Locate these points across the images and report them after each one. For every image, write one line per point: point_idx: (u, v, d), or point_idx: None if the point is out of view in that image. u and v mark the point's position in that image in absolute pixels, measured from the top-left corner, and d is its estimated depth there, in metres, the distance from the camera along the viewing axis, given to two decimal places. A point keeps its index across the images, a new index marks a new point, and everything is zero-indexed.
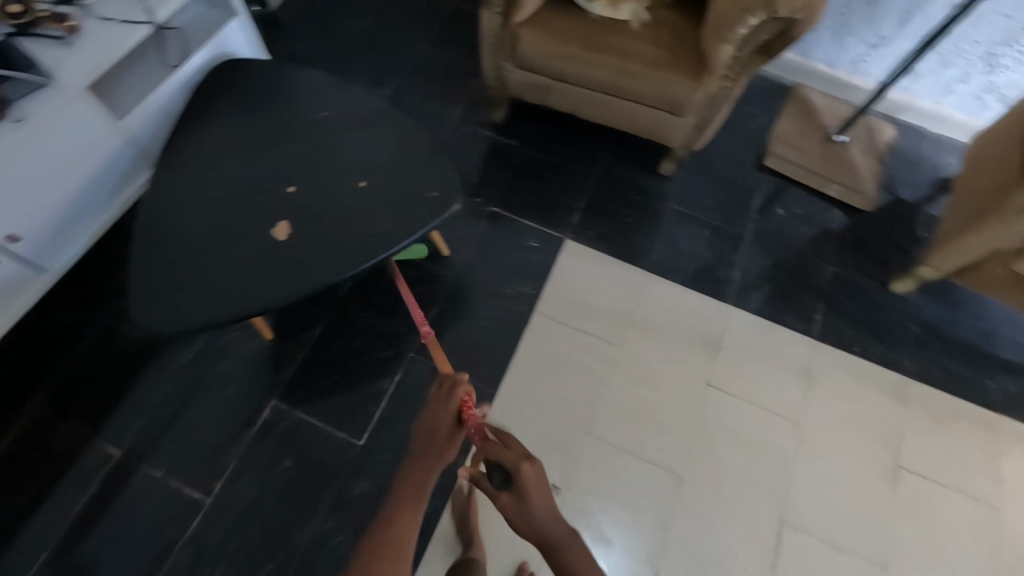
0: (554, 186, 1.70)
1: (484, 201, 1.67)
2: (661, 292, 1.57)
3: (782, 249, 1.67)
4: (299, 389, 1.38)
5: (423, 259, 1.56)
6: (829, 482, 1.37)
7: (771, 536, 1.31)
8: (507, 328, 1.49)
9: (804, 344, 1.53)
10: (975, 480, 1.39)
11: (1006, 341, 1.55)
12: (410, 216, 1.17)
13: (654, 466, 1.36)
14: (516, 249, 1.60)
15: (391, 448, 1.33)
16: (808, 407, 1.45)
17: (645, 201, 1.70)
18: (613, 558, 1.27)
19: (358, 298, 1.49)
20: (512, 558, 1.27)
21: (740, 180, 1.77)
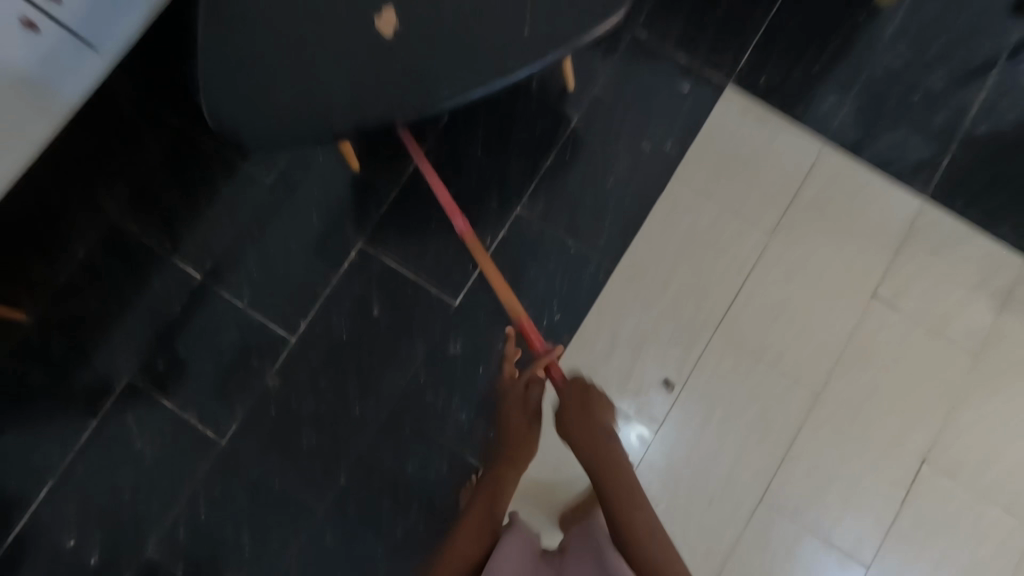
0: (724, 10, 1.27)
1: (629, 20, 1.27)
2: (841, 171, 1.23)
3: (1017, 134, 1.25)
4: (389, 230, 1.20)
5: (544, 92, 1.24)
6: (998, 428, 1.15)
7: (910, 472, 1.14)
8: (638, 193, 1.22)
9: (1013, 263, 1.20)
10: None
11: None
12: (564, 22, 0.84)
13: (788, 377, 1.17)
14: (662, 92, 1.25)
15: (491, 311, 1.18)
16: (998, 338, 1.17)
17: (843, 44, 1.26)
18: (720, 464, 1.14)
19: (463, 133, 1.23)
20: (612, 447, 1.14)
21: (986, 26, 1.27)
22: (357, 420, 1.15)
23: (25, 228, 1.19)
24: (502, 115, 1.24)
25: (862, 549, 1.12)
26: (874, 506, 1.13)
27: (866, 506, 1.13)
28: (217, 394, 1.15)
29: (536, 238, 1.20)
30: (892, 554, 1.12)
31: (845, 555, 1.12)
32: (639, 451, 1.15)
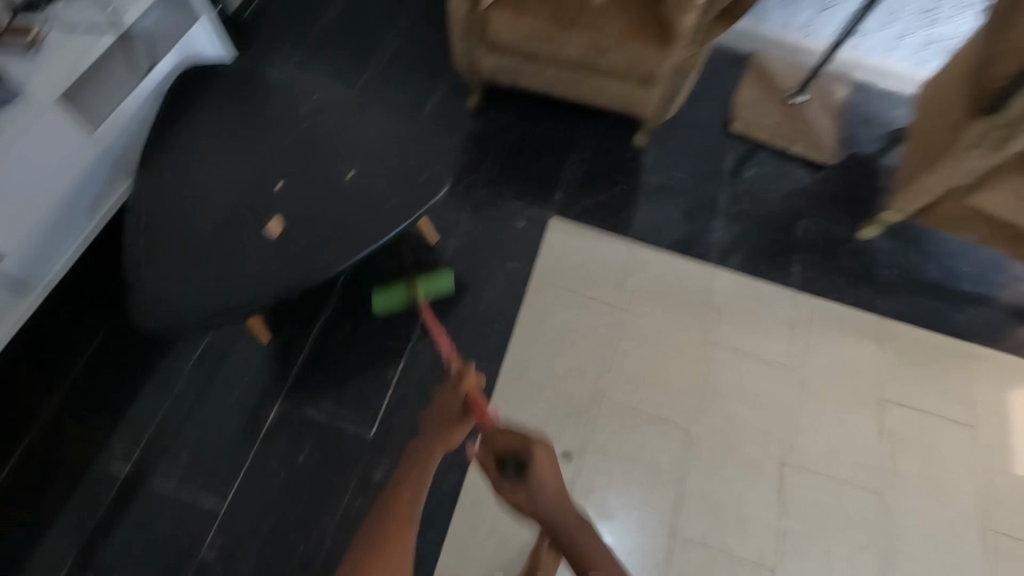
0: (534, 169, 1.73)
1: (468, 188, 1.69)
2: (651, 258, 1.63)
3: (756, 210, 1.75)
4: (303, 386, 1.38)
5: (416, 248, 1.58)
6: (827, 421, 1.44)
7: (778, 478, 1.37)
8: (506, 307, 1.53)
9: (787, 296, 1.61)
10: (958, 404, 1.50)
11: (967, 274, 1.67)
12: (406, 202, 1.19)
13: (661, 425, 1.41)
14: (505, 232, 1.63)
15: (405, 431, 1.35)
16: (799, 352, 1.52)
17: (624, 174, 1.76)
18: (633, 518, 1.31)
19: (356, 292, 1.50)
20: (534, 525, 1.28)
21: (711, 146, 1.84)
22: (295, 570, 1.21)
23: None
24: (385, 272, 1.53)
25: (765, 558, 1.29)
26: (761, 516, 1.33)
27: (756, 517, 1.33)
28: None
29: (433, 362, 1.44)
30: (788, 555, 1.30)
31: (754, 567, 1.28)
32: None
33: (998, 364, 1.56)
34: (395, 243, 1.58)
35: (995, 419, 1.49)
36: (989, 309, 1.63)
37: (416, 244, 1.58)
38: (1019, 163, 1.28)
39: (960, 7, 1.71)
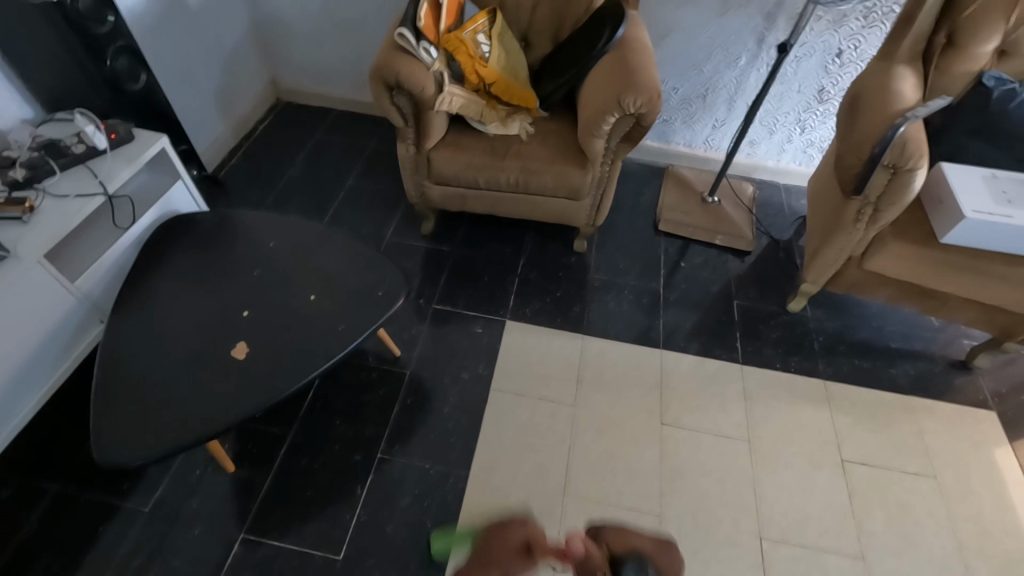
0: (487, 279, 1.90)
1: (428, 301, 1.82)
2: (603, 348, 1.74)
3: (693, 295, 1.92)
4: (270, 513, 1.38)
5: (381, 362, 1.66)
6: (793, 489, 1.47)
7: (757, 553, 1.36)
8: (470, 409, 1.58)
9: (734, 369, 1.71)
10: (914, 456, 1.55)
11: (892, 332, 1.82)
12: (365, 318, 1.30)
13: (633, 512, 1.41)
14: (465, 338, 1.74)
15: (375, 552, 1.33)
16: (755, 422, 1.59)
17: (569, 276, 1.93)
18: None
19: (324, 411, 1.56)
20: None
21: (644, 244, 2.06)
22: None
23: None
24: (352, 388, 1.61)
25: None
26: None
27: None
28: None
29: (402, 473, 1.45)
30: None
31: None
32: None
33: (942, 412, 1.64)
34: (361, 359, 1.67)
35: (953, 466, 1.54)
36: (920, 362, 1.75)
37: (381, 358, 1.67)
38: (895, 231, 1.50)
39: (825, 116, 2.07)
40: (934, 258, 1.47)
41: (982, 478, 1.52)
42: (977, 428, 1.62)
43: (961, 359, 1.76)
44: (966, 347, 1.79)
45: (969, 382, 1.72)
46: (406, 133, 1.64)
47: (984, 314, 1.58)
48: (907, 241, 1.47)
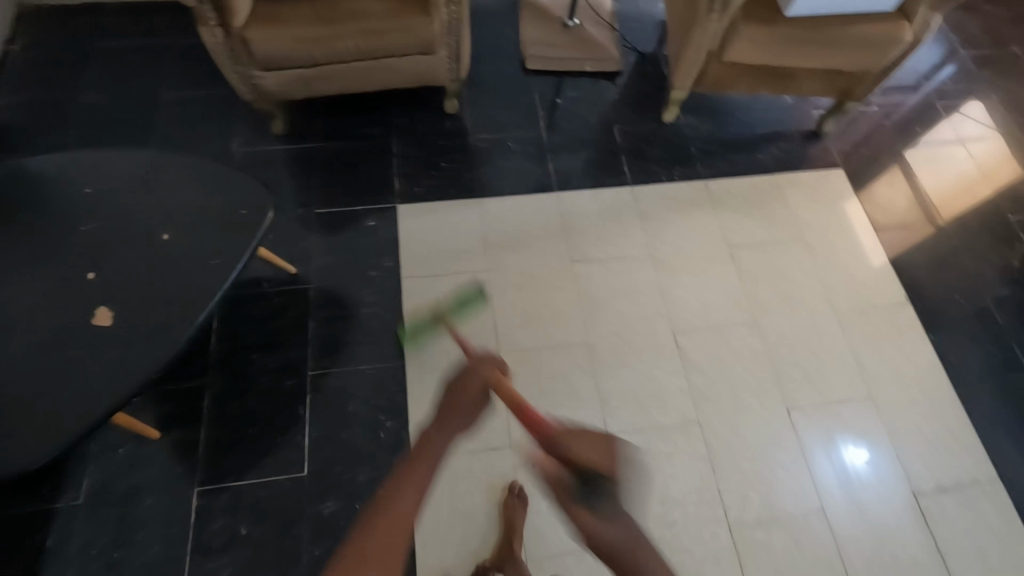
0: (363, 169, 1.74)
1: (308, 209, 1.67)
2: (501, 207, 1.72)
3: (576, 131, 1.89)
4: (219, 463, 1.34)
5: (279, 285, 1.55)
6: (693, 282, 1.63)
7: (673, 345, 1.54)
8: (388, 304, 1.55)
9: (626, 193, 1.78)
10: (785, 225, 1.75)
11: (756, 120, 1.94)
12: (236, 243, 1.16)
13: (563, 345, 1.52)
14: (360, 236, 1.64)
15: (338, 459, 1.36)
16: (653, 236, 1.70)
17: (449, 142, 1.81)
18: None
19: (236, 352, 1.46)
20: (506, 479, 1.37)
21: (517, 90, 1.95)
22: None
23: None
24: (258, 320, 1.50)
25: (687, 414, 1.45)
26: (671, 382, 1.49)
27: (667, 385, 1.48)
28: None
29: (340, 383, 1.44)
30: (705, 402, 1.47)
31: (681, 425, 1.44)
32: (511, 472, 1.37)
33: (802, 182, 1.84)
34: (256, 289, 1.54)
35: (816, 225, 1.77)
36: (781, 142, 1.91)
37: (278, 282, 1.55)
38: (745, 15, 1.51)
39: None
40: (781, 35, 1.52)
41: (838, 227, 1.77)
42: (831, 187, 1.84)
43: (813, 130, 1.94)
44: (816, 118, 1.96)
45: (820, 149, 1.91)
46: (204, 15, 1.35)
47: (829, 81, 1.70)
48: (756, 24, 1.51)
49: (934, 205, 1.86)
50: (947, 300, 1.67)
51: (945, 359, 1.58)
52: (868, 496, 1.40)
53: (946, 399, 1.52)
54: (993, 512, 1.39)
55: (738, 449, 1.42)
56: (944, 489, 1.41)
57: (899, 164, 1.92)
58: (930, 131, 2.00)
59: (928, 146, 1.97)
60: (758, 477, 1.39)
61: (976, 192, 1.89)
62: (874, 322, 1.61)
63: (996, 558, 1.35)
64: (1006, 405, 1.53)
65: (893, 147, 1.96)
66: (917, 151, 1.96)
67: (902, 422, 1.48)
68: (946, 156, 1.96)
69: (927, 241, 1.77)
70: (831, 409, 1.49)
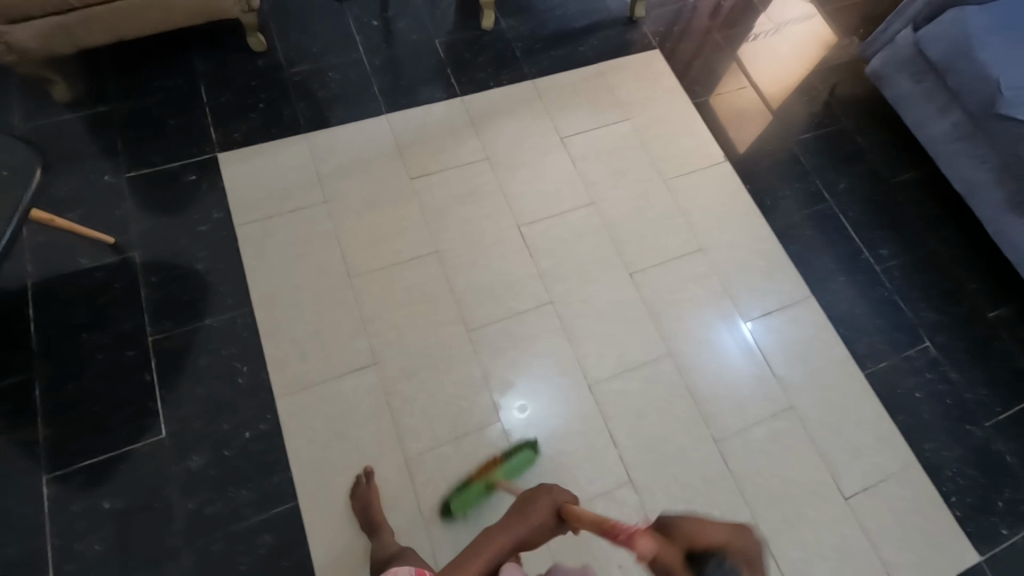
0: (172, 122, 1.62)
1: (116, 174, 1.55)
2: (331, 139, 1.67)
3: (397, 51, 1.85)
4: (65, 447, 1.28)
5: (99, 258, 1.45)
6: (533, 179, 1.69)
7: (521, 238, 1.60)
8: (224, 255, 1.49)
9: (457, 104, 1.78)
10: (613, 110, 1.83)
11: (574, 14, 1.98)
12: (2, 205, 1.07)
13: (414, 259, 1.54)
14: (181, 193, 1.55)
15: (197, 414, 1.33)
16: (488, 141, 1.73)
17: (264, 82, 1.72)
18: (500, 377, 1.43)
19: (62, 335, 1.37)
20: (386, 403, 1.38)
21: (329, 17, 1.86)
22: None
23: None
24: (81, 298, 1.41)
25: (541, 298, 1.53)
26: (522, 272, 1.55)
27: (519, 275, 1.55)
28: None
29: (186, 342, 1.39)
30: (556, 283, 1.55)
31: (536, 309, 1.52)
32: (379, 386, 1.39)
33: (624, 66, 1.92)
34: (73, 267, 1.44)
35: (641, 105, 1.86)
36: (600, 33, 1.97)
37: (97, 254, 1.45)
38: None
39: None
40: None
41: (663, 103, 1.88)
42: (652, 68, 1.94)
43: (629, 16, 2.01)
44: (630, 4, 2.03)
45: (638, 33, 1.99)
46: None
47: None
48: None
49: (746, 71, 1.99)
50: (761, 153, 1.84)
51: (763, 204, 1.76)
52: (708, 332, 1.55)
53: (767, 238, 1.70)
54: (810, 322, 1.60)
55: (592, 319, 1.53)
56: (770, 313, 1.60)
57: (711, 37, 2.04)
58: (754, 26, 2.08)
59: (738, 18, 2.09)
60: (610, 339, 1.51)
61: (782, 52, 2.04)
62: (700, 184, 1.75)
63: (817, 357, 1.55)
64: (816, 232, 1.73)
65: (705, 23, 2.06)
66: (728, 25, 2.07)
67: (731, 264, 1.65)
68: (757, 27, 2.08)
69: (740, 105, 1.92)
70: (670, 267, 1.62)
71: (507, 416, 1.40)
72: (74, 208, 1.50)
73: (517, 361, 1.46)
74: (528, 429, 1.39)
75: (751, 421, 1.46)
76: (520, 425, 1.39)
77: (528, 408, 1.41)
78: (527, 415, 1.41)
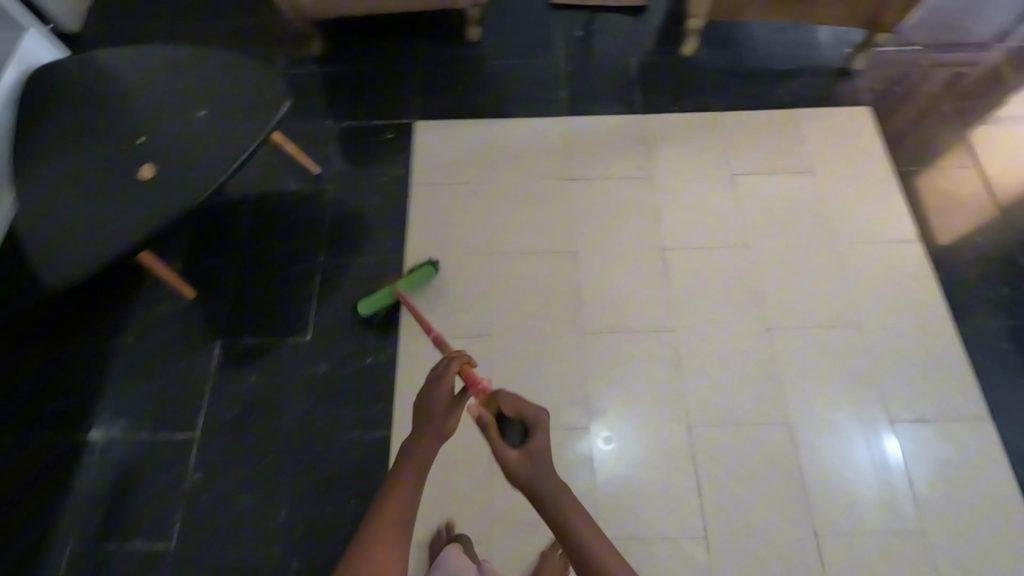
0: (387, 88, 1.89)
1: (334, 121, 1.85)
2: (509, 129, 1.81)
3: (592, 62, 1.94)
4: (238, 324, 1.56)
5: (302, 184, 1.74)
6: (688, 206, 1.65)
7: (658, 259, 1.58)
8: (393, 206, 1.70)
9: (633, 120, 1.81)
10: (794, 158, 1.72)
11: (780, 56, 1.90)
12: (257, 123, 1.35)
13: (549, 253, 1.60)
14: (377, 146, 1.80)
15: (334, 330, 1.54)
16: (652, 161, 1.73)
17: (466, 70, 1.92)
18: (597, 403, 1.42)
19: (261, 236, 1.67)
20: (487, 373, 1.46)
21: (538, 22, 2.02)
22: (273, 462, 1.39)
23: None
24: (281, 211, 1.70)
25: (661, 322, 1.50)
26: (649, 292, 1.53)
27: (645, 295, 1.53)
28: (150, 516, 1.36)
29: (344, 269, 1.62)
30: (680, 313, 1.51)
31: (652, 332, 1.49)
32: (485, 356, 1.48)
33: (819, 118, 1.79)
34: (282, 186, 1.74)
35: (828, 160, 1.72)
36: (803, 78, 1.86)
37: (302, 180, 1.75)
38: None
39: None
40: None
41: (855, 163, 1.72)
42: (853, 125, 1.78)
43: (842, 68, 1.87)
44: (847, 56, 1.89)
45: (847, 87, 1.85)
46: None
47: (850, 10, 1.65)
48: None
49: (969, 149, 1.74)
50: (963, 243, 1.59)
51: (950, 298, 1.52)
52: (839, 416, 1.38)
53: (944, 337, 1.47)
54: (973, 446, 1.35)
55: (708, 360, 1.45)
56: (922, 420, 1.38)
57: (936, 106, 1.81)
58: (1001, 108, 1.80)
59: (978, 92, 1.83)
60: (722, 386, 1.42)
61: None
62: (876, 257, 1.57)
63: (971, 490, 1.30)
64: (1014, 348, 1.45)
65: (934, 89, 1.84)
66: (962, 97, 1.83)
67: (889, 352, 1.45)
68: (1001, 108, 1.81)
69: (952, 184, 1.68)
70: (813, 335, 1.47)
71: (591, 446, 1.37)
72: (298, 140, 1.82)
73: (618, 375, 1.44)
74: (609, 464, 1.35)
75: (863, 529, 1.28)
76: (602, 457, 1.36)
77: (613, 442, 1.38)
78: (612, 448, 1.37)
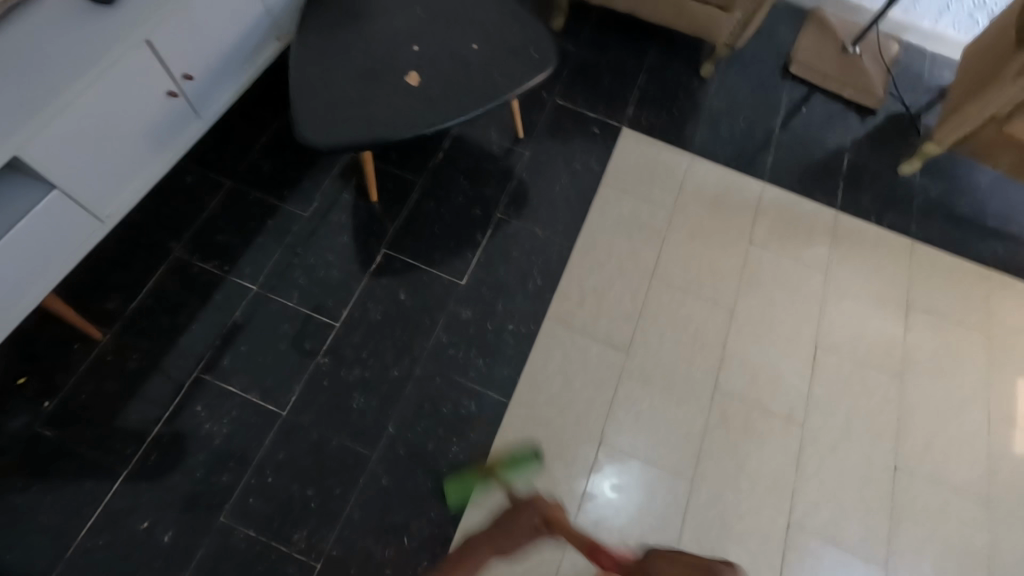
0: (608, 85, 1.93)
1: (551, 95, 1.89)
2: (708, 171, 1.82)
3: (807, 141, 1.93)
4: (406, 241, 1.62)
5: (503, 139, 1.79)
6: (856, 317, 1.62)
7: (811, 353, 1.56)
8: (579, 195, 1.73)
9: (829, 213, 1.79)
10: (975, 315, 1.67)
11: (994, 212, 1.84)
12: (520, 75, 1.39)
13: (709, 303, 1.60)
14: (582, 135, 1.83)
15: (488, 283, 1.58)
16: (835, 259, 1.71)
17: (688, 99, 1.94)
18: (620, 447, 1.41)
19: (451, 170, 1.72)
20: (614, 387, 1.47)
21: (769, 83, 2.02)
22: (395, 379, 1.45)
23: (110, 262, 1.50)
24: (477, 156, 1.75)
25: (795, 412, 1.48)
26: (792, 380, 1.52)
27: (787, 381, 1.52)
28: (274, 376, 1.43)
29: (515, 233, 1.65)
30: (815, 414, 1.48)
31: (784, 419, 1.47)
32: (618, 371, 1.49)
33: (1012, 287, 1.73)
34: (485, 133, 1.79)
35: (1008, 332, 1.66)
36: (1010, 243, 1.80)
37: (505, 136, 1.79)
38: None
39: None
40: None
41: None
42: None
43: None
44: None
45: None
46: None
47: None
48: None
49: None
50: None
51: None
52: None
53: None
54: None
55: (828, 471, 1.43)
56: None
57: None
58: None
59: None
60: (833, 500, 1.40)
61: None
62: None
63: None
64: None
65: None
66: None
67: (1010, 544, 1.40)
68: None
69: None
70: (939, 493, 1.43)
71: (596, 487, 1.37)
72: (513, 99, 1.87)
73: (738, 446, 1.43)
74: (610, 510, 1.35)
75: None
76: (604, 500, 1.36)
77: (619, 491, 1.37)
78: (616, 496, 1.37)
